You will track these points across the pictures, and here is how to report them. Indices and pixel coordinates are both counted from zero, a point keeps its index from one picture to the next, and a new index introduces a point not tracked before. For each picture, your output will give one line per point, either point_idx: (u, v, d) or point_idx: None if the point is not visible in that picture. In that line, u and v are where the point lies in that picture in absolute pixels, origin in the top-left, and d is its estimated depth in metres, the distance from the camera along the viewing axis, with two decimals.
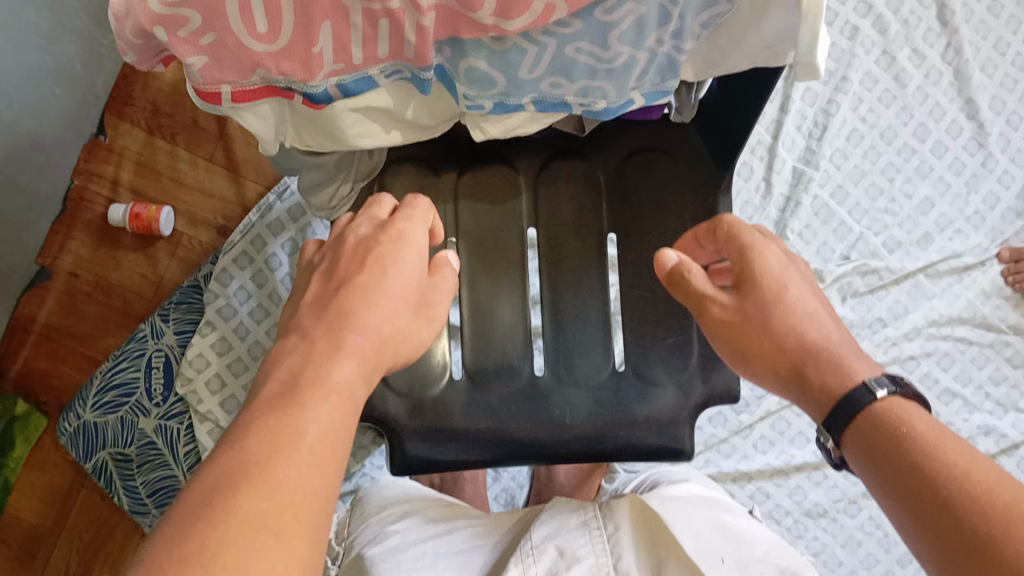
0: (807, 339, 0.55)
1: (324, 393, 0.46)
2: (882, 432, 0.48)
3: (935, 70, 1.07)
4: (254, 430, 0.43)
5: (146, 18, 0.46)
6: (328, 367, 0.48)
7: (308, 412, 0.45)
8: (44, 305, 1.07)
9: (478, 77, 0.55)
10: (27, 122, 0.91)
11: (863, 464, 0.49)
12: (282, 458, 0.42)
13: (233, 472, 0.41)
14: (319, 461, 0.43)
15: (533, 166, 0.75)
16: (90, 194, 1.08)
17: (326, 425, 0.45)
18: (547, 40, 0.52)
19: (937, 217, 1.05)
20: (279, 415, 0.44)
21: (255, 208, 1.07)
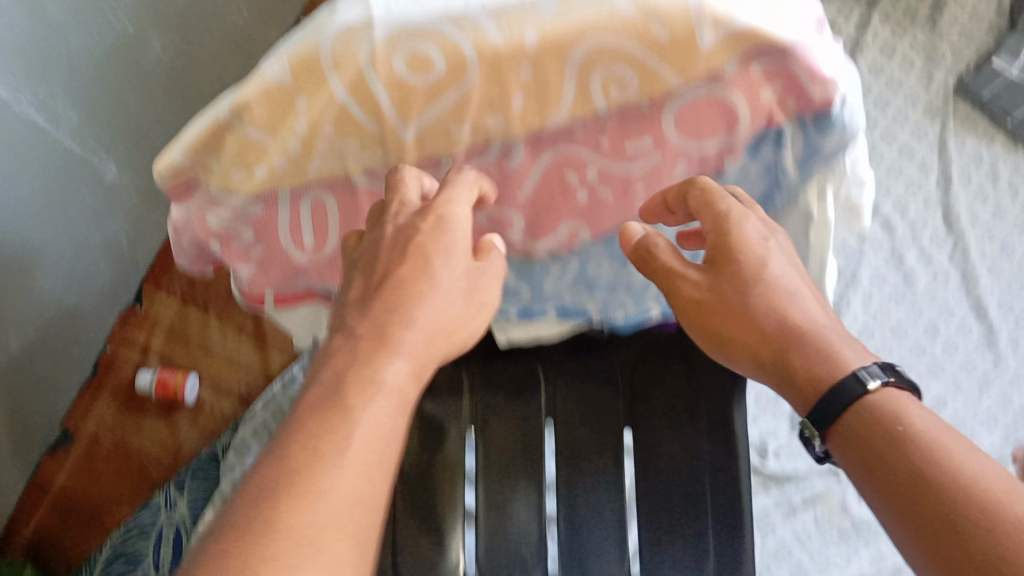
0: (779, 316, 0.50)
1: (355, 421, 0.42)
2: (867, 447, 0.44)
3: (942, 272, 1.11)
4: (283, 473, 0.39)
5: (205, 231, 0.53)
6: (370, 379, 0.44)
7: (336, 455, 0.40)
8: (62, 469, 1.07)
9: (507, 289, 0.62)
10: (71, 294, 0.94)
11: (852, 460, 0.45)
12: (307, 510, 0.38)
13: (276, 485, 0.39)
14: (366, 472, 0.41)
15: (551, 365, 0.76)
16: (120, 359, 1.10)
17: (379, 432, 0.42)
18: (570, 261, 0.59)
19: (950, 415, 1.05)
20: (321, 425, 0.41)
21: (277, 380, 1.09)
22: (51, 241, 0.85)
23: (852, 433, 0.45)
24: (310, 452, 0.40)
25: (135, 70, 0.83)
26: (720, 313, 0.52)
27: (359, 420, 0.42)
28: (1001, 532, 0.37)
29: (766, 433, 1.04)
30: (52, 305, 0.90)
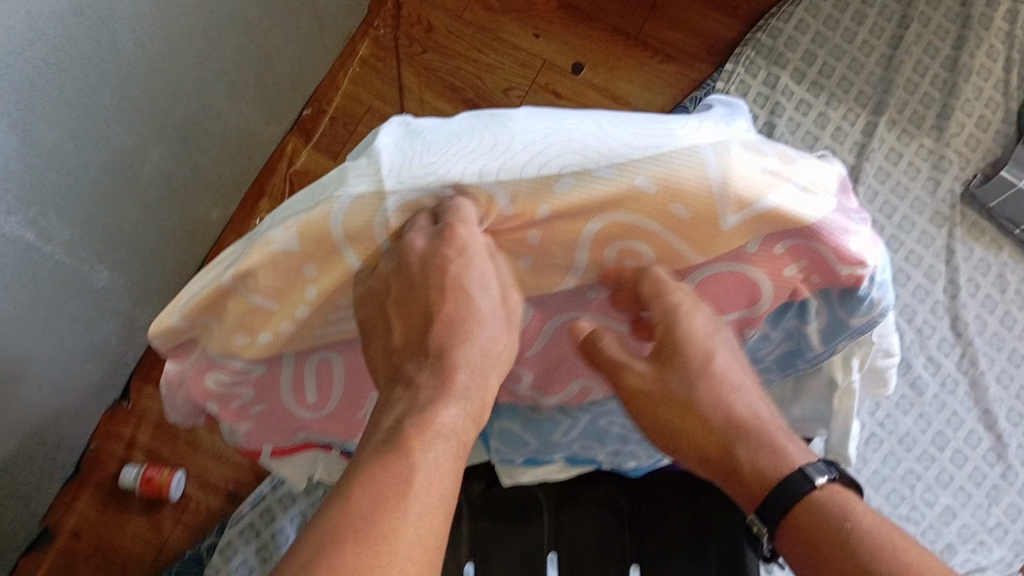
0: (722, 419, 0.51)
1: (411, 483, 0.42)
2: (813, 547, 0.49)
3: (951, 378, 1.09)
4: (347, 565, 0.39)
5: (200, 394, 0.51)
6: (423, 447, 0.43)
7: (395, 538, 0.40)
8: (39, 568, 1.02)
9: (513, 437, 0.60)
10: (56, 397, 0.91)
11: (801, 556, 0.50)
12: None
13: (347, 535, 0.40)
14: (429, 520, 0.42)
15: (555, 492, 0.74)
16: (106, 454, 1.06)
17: (438, 471, 0.43)
18: (582, 415, 0.58)
19: (959, 528, 1.03)
20: (386, 479, 0.42)
21: (267, 479, 1.07)
22: (37, 348, 0.83)
23: (800, 530, 0.50)
24: (372, 540, 0.40)
25: (101, 166, 0.81)
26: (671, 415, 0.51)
27: (419, 463, 0.43)
28: None
29: None
30: (37, 411, 0.88)
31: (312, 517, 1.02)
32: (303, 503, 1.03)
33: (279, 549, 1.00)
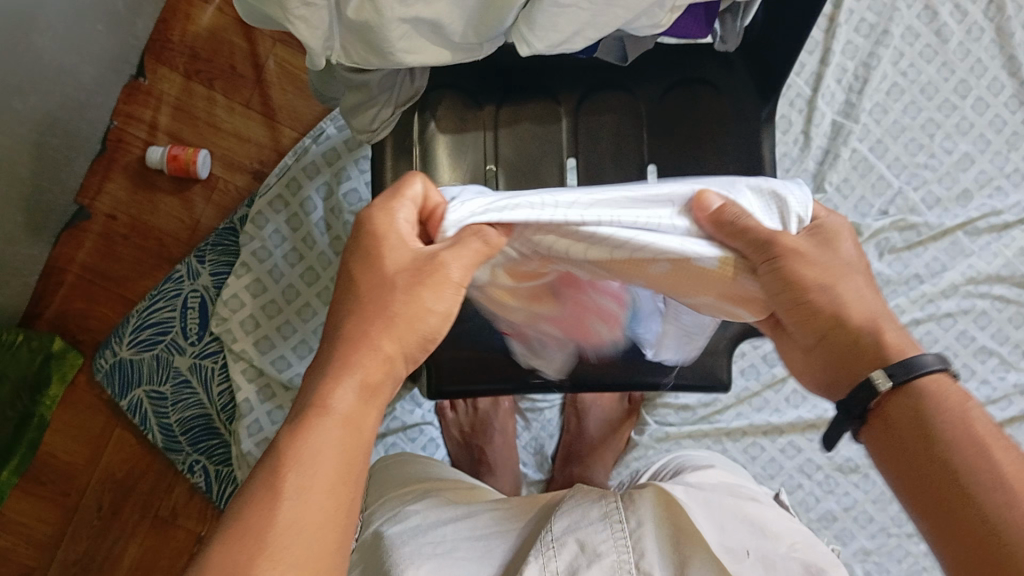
0: (841, 300, 0.54)
1: (306, 440, 0.47)
2: (917, 421, 0.49)
3: (977, 26, 1.07)
4: (326, 378, 0.49)
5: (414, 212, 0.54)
6: (311, 432, 0.47)
7: (343, 381, 0.49)
8: (82, 247, 1.11)
9: None
10: (69, 58, 0.95)
11: (884, 456, 0.51)
12: (317, 432, 0.47)
13: (262, 483, 0.46)
14: (336, 486, 0.46)
15: (573, 98, 0.75)
16: (129, 137, 1.11)
17: (331, 457, 0.47)
18: None
19: (976, 174, 1.04)
20: (294, 436, 0.47)
21: (291, 152, 1.08)
22: None
23: (909, 403, 0.50)
24: (352, 349, 0.50)
25: None
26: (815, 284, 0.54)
27: (323, 427, 0.47)
28: (996, 493, 0.45)
29: None
30: (57, 69, 0.94)
31: (337, 187, 1.04)
32: (327, 174, 1.05)
33: (309, 216, 1.04)
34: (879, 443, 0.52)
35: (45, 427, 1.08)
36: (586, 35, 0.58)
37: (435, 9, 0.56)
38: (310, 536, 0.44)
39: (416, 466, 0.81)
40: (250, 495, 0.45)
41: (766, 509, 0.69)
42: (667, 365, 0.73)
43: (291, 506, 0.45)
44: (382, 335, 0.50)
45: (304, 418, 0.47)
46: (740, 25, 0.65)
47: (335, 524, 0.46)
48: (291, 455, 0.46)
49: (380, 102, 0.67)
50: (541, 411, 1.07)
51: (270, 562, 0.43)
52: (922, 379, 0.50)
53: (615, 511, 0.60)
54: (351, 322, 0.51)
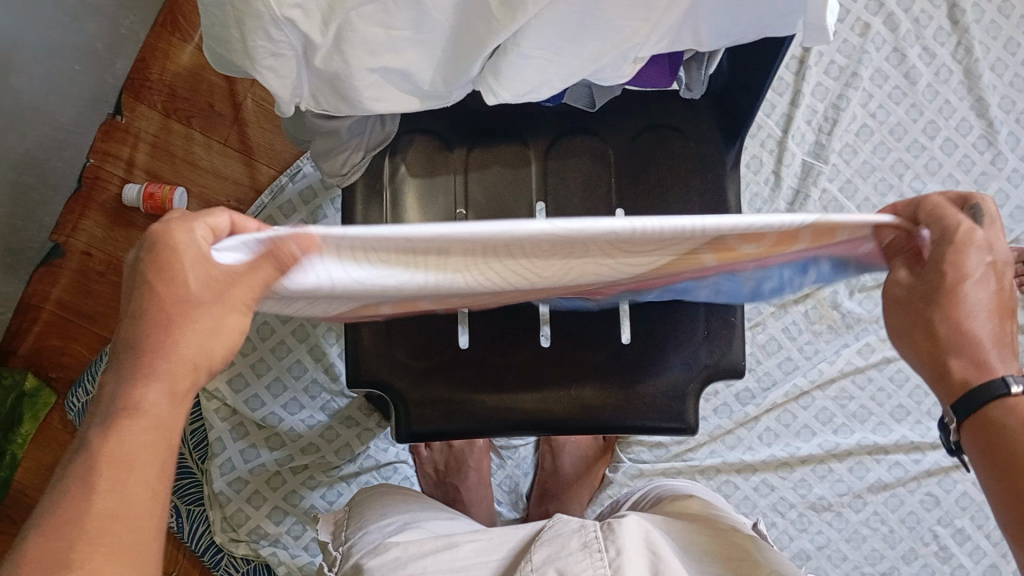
0: (963, 330, 0.51)
1: (121, 443, 0.44)
2: (1001, 441, 0.49)
3: (945, 68, 1.09)
4: (136, 380, 0.46)
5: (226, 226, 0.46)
6: (126, 436, 0.45)
7: (156, 383, 0.46)
8: (57, 284, 1.11)
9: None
10: (46, 98, 0.96)
11: (978, 458, 0.51)
12: (130, 436, 0.45)
13: (77, 479, 0.44)
14: (151, 482, 0.45)
15: (543, 142, 0.76)
16: (106, 174, 1.12)
17: (149, 457, 0.45)
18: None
19: None
20: (108, 436, 0.44)
21: (268, 191, 1.09)
22: (21, 37, 0.87)
23: (990, 421, 0.50)
24: (161, 354, 0.46)
25: None
26: (919, 302, 0.52)
27: (140, 427, 0.45)
28: None
29: None
30: (33, 108, 0.94)
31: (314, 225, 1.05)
32: (303, 213, 1.05)
33: None
34: (972, 453, 0.51)
35: (16, 465, 1.08)
36: (551, 86, 0.59)
37: (403, 59, 0.57)
38: (133, 527, 0.44)
39: (394, 497, 0.80)
40: (65, 500, 0.43)
41: (745, 539, 0.64)
42: (634, 407, 0.74)
43: (106, 511, 0.44)
44: (190, 340, 0.46)
45: (114, 422, 0.45)
46: (705, 74, 0.66)
47: (153, 510, 0.45)
48: (105, 463, 0.44)
49: (350, 147, 0.68)
50: (516, 448, 1.07)
51: (88, 556, 0.42)
52: (995, 403, 0.49)
53: (595, 540, 0.59)
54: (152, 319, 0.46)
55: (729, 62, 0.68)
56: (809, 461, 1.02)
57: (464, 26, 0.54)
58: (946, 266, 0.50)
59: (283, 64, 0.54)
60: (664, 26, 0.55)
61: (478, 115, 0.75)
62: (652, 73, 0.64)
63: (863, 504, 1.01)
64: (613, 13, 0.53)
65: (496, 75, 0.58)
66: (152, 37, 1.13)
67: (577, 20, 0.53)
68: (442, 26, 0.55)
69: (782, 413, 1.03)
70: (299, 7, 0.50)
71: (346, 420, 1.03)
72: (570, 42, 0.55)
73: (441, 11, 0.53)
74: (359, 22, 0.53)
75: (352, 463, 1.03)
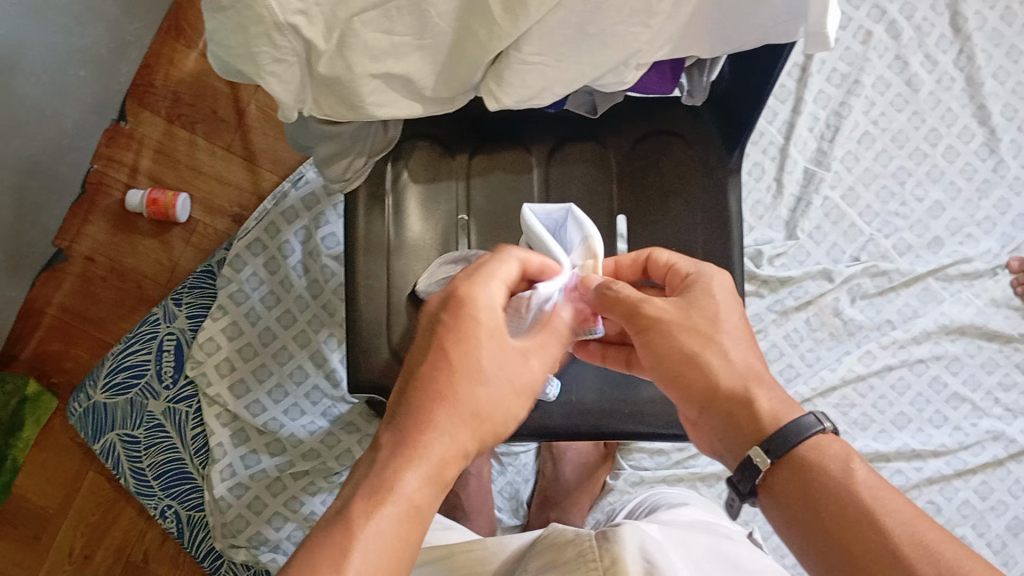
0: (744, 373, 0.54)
1: (369, 522, 0.44)
2: (813, 478, 0.49)
3: (947, 76, 1.10)
4: (395, 462, 0.46)
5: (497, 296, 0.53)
6: (367, 515, 0.44)
7: (412, 466, 0.46)
8: (60, 288, 1.11)
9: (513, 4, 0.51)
10: (51, 103, 0.97)
11: (793, 506, 0.49)
12: (380, 517, 0.44)
13: (325, 550, 0.43)
14: (395, 572, 0.44)
15: (545, 147, 0.76)
16: (109, 179, 1.12)
17: (390, 542, 0.44)
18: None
19: (947, 222, 1.07)
20: (359, 513, 0.44)
21: (270, 197, 1.09)
22: (27, 41, 0.88)
23: (802, 462, 0.49)
24: (420, 427, 0.47)
25: None
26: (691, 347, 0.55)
27: (388, 508, 0.44)
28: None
29: (761, 240, 1.05)
30: (37, 114, 0.95)
31: (316, 230, 1.05)
32: (306, 219, 1.06)
33: (287, 259, 1.05)
34: (782, 502, 0.50)
35: (18, 470, 1.07)
36: (554, 92, 0.60)
37: (406, 64, 0.57)
38: None
39: None
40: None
41: (742, 547, 0.65)
42: (636, 413, 0.73)
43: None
44: (451, 419, 0.48)
45: (367, 499, 0.44)
46: (706, 81, 0.67)
47: None
48: (353, 541, 0.43)
49: (355, 151, 0.69)
50: (517, 455, 1.06)
51: None
52: (803, 438, 0.50)
53: (589, 548, 0.57)
54: (426, 385, 0.48)
55: (732, 69, 0.69)
56: None
57: (466, 32, 0.55)
58: (706, 305, 0.56)
59: (287, 69, 0.55)
60: (667, 32, 0.55)
61: (482, 121, 0.76)
62: (654, 79, 0.64)
63: None
64: (615, 20, 0.53)
65: (499, 80, 0.58)
66: (156, 43, 1.13)
67: (580, 27, 0.53)
68: (445, 33, 0.55)
69: None
70: (304, 12, 0.51)
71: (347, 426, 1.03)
72: (572, 48, 0.55)
73: (444, 18, 0.54)
74: (362, 28, 0.53)
75: None
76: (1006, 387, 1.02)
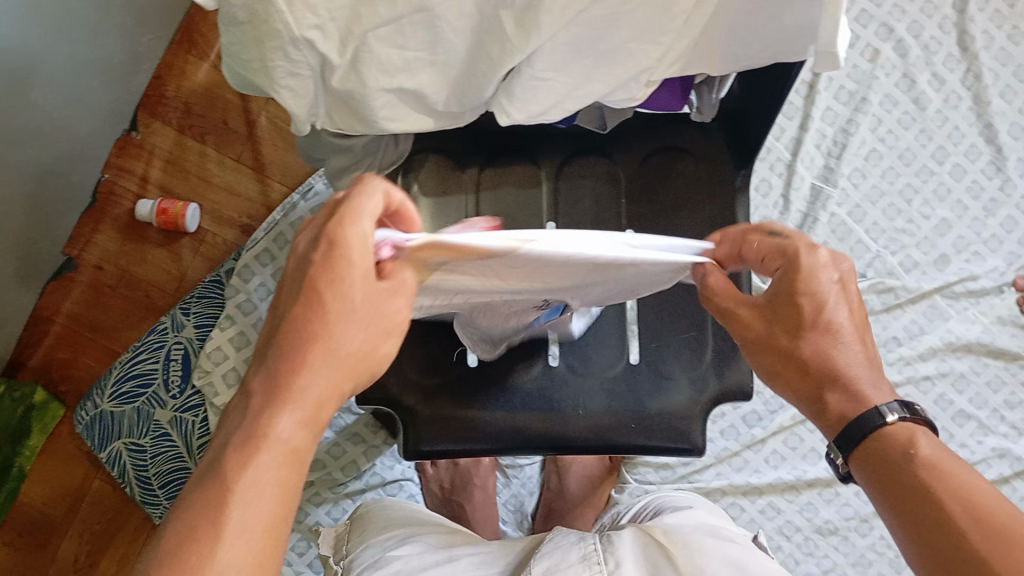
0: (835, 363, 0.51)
1: (244, 475, 0.43)
2: (894, 460, 0.49)
3: (954, 94, 1.10)
4: (267, 405, 0.45)
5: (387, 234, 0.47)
6: (244, 467, 0.43)
7: (286, 411, 0.45)
8: (69, 296, 1.12)
9: (527, 21, 0.51)
10: (63, 113, 0.97)
11: (874, 489, 0.50)
12: (256, 465, 0.43)
13: (201, 507, 0.42)
14: (274, 520, 0.43)
15: (554, 162, 0.77)
16: (119, 189, 1.13)
17: (268, 491, 0.43)
18: (565, 17, 0.50)
19: (954, 239, 1.07)
20: (228, 467, 0.43)
21: (279, 208, 1.10)
22: (43, 51, 0.88)
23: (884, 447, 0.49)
24: (291, 360, 0.45)
25: None
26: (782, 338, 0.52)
27: (264, 461, 0.43)
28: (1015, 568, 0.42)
29: None
30: (49, 123, 0.95)
31: None
32: None
33: None
34: (865, 484, 0.50)
35: (23, 478, 1.08)
36: (565, 109, 0.60)
37: (418, 79, 0.57)
38: (255, 568, 0.42)
39: (396, 510, 0.80)
40: (183, 547, 0.41)
41: (746, 550, 0.64)
42: (643, 427, 0.73)
43: (235, 548, 0.42)
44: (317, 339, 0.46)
45: (244, 450, 0.43)
46: (715, 98, 0.67)
47: (270, 546, 0.43)
48: (232, 493, 0.42)
49: (365, 164, 0.70)
50: (522, 467, 1.07)
51: None
52: (888, 426, 0.49)
53: (594, 554, 0.59)
54: (296, 317, 0.46)
55: (741, 87, 0.69)
56: (815, 485, 1.02)
57: (480, 48, 0.55)
58: (804, 293, 0.52)
59: (302, 83, 0.55)
60: (678, 50, 0.56)
61: (492, 136, 0.76)
62: (665, 96, 0.65)
63: (870, 528, 1.01)
64: (627, 39, 0.54)
65: (510, 95, 0.58)
66: (169, 55, 1.14)
67: (593, 44, 0.54)
68: (459, 49, 0.56)
69: (789, 436, 1.04)
70: (320, 28, 0.51)
71: (352, 436, 1.04)
72: (584, 66, 0.56)
73: (458, 34, 0.54)
74: (377, 44, 0.53)
75: (358, 480, 1.03)
76: (1012, 405, 1.02)
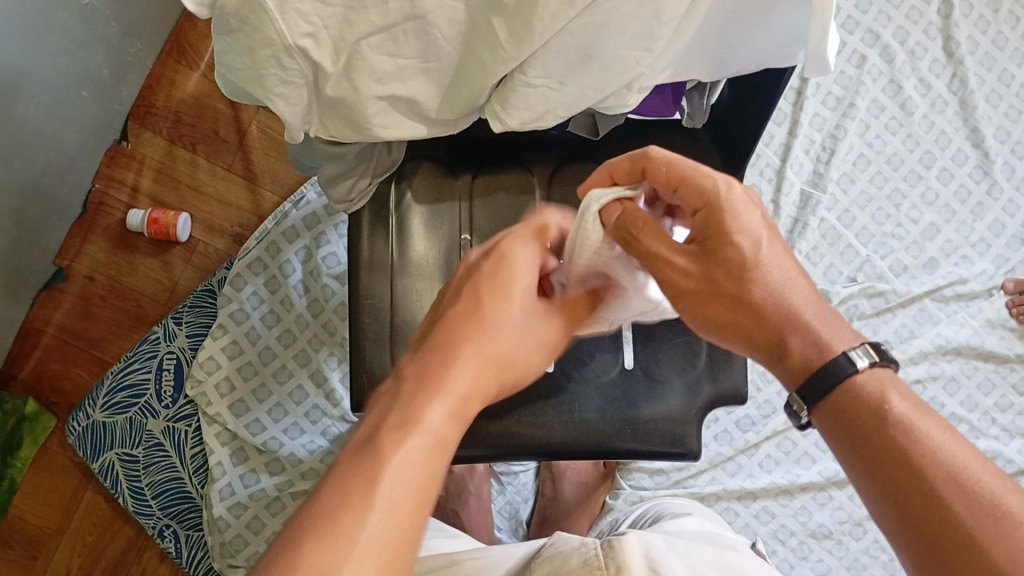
0: (787, 302, 0.52)
1: (404, 447, 0.44)
2: (858, 411, 0.48)
3: (941, 99, 1.11)
4: (415, 400, 0.47)
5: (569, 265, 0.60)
6: (398, 444, 0.44)
7: (434, 401, 0.47)
8: (59, 308, 1.11)
9: (518, 28, 0.51)
10: (50, 123, 0.97)
11: (839, 440, 0.49)
12: (413, 443, 0.44)
13: (351, 476, 0.42)
14: (423, 492, 0.43)
15: (546, 170, 0.77)
16: (110, 200, 1.13)
17: (421, 467, 0.43)
18: (555, 24, 0.51)
19: (942, 243, 1.08)
20: (381, 443, 0.44)
21: (271, 217, 1.10)
22: (29, 62, 0.88)
23: (851, 397, 0.49)
24: (428, 375, 0.49)
25: None
26: (725, 282, 0.53)
27: (415, 440, 0.44)
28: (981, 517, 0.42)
29: None
30: (35, 134, 0.95)
31: (317, 250, 1.06)
32: (306, 238, 1.07)
33: (287, 279, 1.06)
34: (828, 433, 0.50)
35: (14, 490, 1.07)
36: (557, 115, 0.60)
37: (411, 87, 0.58)
38: (405, 534, 0.41)
39: None
40: (324, 511, 0.40)
41: (744, 559, 0.64)
42: (638, 431, 0.74)
43: (384, 519, 0.40)
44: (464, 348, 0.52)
45: (397, 429, 0.45)
46: (706, 104, 0.68)
47: (420, 519, 0.42)
48: (385, 464, 0.43)
49: (358, 172, 0.69)
50: (517, 474, 1.07)
51: (336, 543, 0.39)
52: (854, 377, 0.49)
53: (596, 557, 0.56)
54: (436, 336, 0.53)
55: (730, 93, 0.70)
56: (808, 489, 1.02)
57: (471, 55, 0.55)
58: (738, 232, 0.53)
59: (294, 91, 0.55)
60: (668, 57, 0.56)
61: (483, 144, 0.77)
62: (655, 103, 0.65)
63: (863, 531, 1.01)
64: (617, 46, 0.54)
65: (503, 102, 0.59)
66: (158, 65, 1.14)
67: (583, 51, 0.54)
68: (450, 57, 0.56)
69: (782, 440, 1.04)
70: (311, 36, 0.51)
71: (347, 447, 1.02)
72: (575, 73, 0.56)
73: (449, 42, 0.54)
74: (368, 52, 0.54)
75: None
76: (1003, 407, 1.02)
